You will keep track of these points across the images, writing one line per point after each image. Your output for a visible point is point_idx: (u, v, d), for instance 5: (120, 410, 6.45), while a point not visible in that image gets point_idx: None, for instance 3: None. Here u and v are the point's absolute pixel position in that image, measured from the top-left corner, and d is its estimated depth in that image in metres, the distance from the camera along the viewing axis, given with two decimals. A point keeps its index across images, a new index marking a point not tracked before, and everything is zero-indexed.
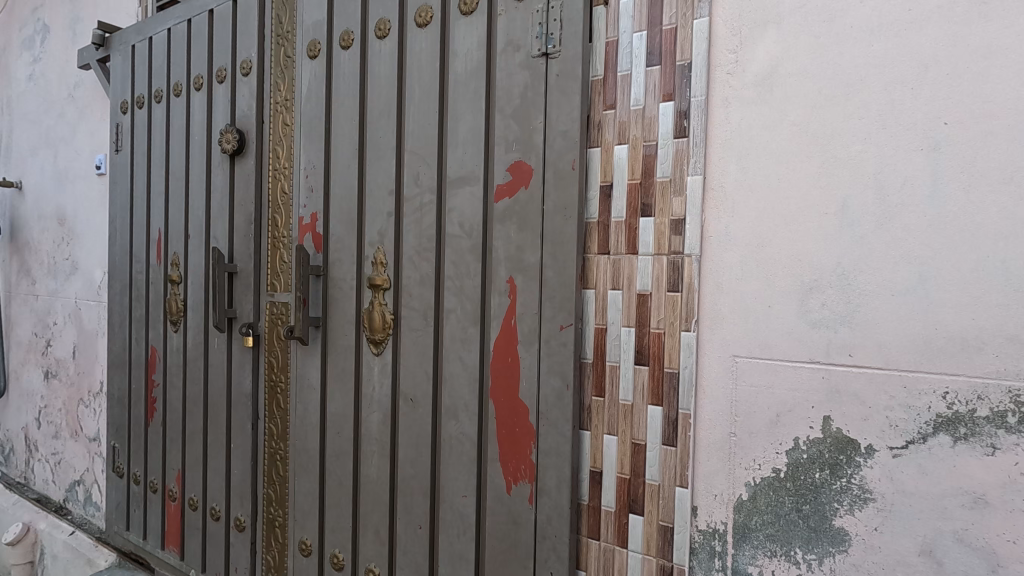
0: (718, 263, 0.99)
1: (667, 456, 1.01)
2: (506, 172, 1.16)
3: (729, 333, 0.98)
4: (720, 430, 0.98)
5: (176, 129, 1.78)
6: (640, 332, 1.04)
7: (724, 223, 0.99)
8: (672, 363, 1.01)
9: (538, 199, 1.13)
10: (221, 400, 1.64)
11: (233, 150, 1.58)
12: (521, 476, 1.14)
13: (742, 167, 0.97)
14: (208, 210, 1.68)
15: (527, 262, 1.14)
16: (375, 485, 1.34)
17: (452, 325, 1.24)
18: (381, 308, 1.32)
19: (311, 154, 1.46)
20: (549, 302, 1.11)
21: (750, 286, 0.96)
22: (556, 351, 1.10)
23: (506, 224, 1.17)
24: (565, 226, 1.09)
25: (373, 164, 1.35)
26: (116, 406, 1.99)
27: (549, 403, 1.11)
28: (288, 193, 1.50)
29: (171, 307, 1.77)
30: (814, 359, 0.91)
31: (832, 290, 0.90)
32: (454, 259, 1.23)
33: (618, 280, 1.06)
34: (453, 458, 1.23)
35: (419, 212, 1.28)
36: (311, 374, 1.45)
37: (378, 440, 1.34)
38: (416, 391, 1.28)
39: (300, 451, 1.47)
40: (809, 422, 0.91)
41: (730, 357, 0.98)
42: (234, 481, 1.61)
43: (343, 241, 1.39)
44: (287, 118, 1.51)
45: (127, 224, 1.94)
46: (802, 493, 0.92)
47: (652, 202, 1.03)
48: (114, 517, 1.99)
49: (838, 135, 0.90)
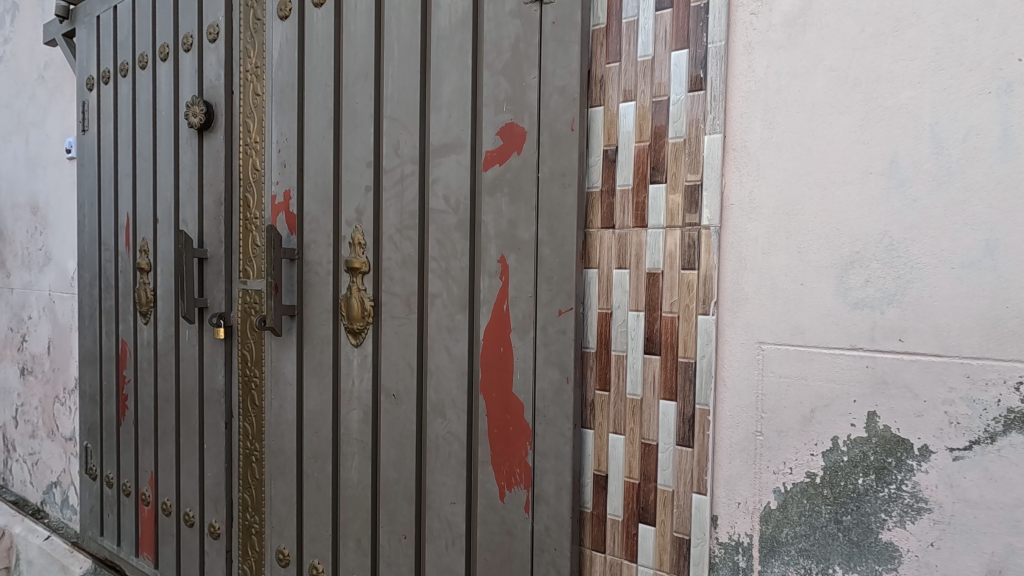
0: (740, 234, 0.86)
1: (682, 459, 0.88)
2: (495, 137, 1.03)
3: (754, 317, 0.85)
4: (745, 428, 0.85)
5: (143, 104, 1.64)
6: (650, 317, 0.90)
7: (747, 188, 0.85)
8: (687, 352, 0.87)
9: (532, 166, 0.99)
10: (193, 398, 1.52)
11: (200, 124, 1.45)
12: (515, 481, 1.02)
13: (769, 123, 0.83)
14: (177, 191, 1.55)
15: (520, 239, 1.01)
16: (356, 490, 1.22)
17: (438, 312, 1.10)
18: (360, 294, 1.19)
19: (283, 125, 1.32)
20: (546, 285, 0.98)
21: (778, 261, 0.83)
22: (554, 340, 0.97)
23: (496, 196, 1.03)
24: (563, 196, 0.96)
25: (350, 134, 1.21)
26: (88, 404, 1.87)
27: (547, 399, 0.98)
28: (260, 169, 1.37)
29: (140, 297, 1.64)
30: (856, 345, 0.78)
31: (878, 263, 0.77)
32: (439, 238, 1.10)
33: (624, 258, 0.92)
34: (440, 460, 1.11)
35: (400, 185, 1.14)
36: (287, 367, 1.32)
37: (359, 440, 1.21)
38: (399, 386, 1.15)
39: (276, 453, 1.35)
40: (850, 419, 0.78)
41: (756, 344, 0.84)
42: (208, 485, 1.49)
43: (319, 221, 1.26)
44: (257, 87, 1.37)
45: (96, 209, 1.81)
46: (842, 501, 0.79)
47: (664, 167, 0.89)
48: (89, 521, 1.88)
49: (885, 79, 0.76)
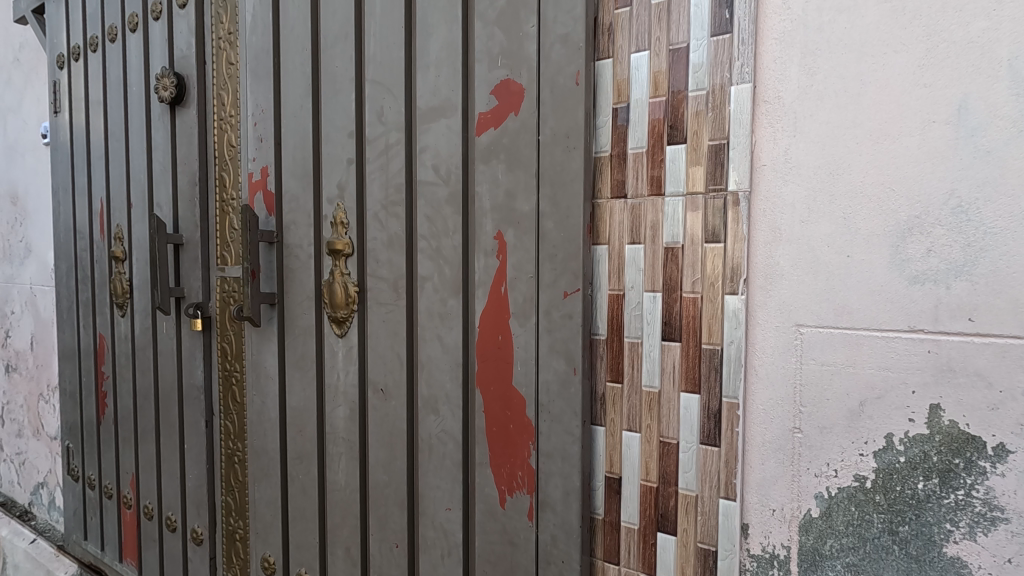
0: (774, 200, 0.74)
1: (707, 460, 0.77)
2: (490, 97, 0.91)
3: (791, 295, 0.73)
4: (780, 425, 0.74)
5: (113, 80, 1.53)
6: (669, 298, 0.79)
7: (782, 146, 0.73)
8: (711, 338, 0.76)
9: (531, 128, 0.87)
10: (172, 394, 1.42)
11: (171, 98, 1.33)
12: (517, 485, 0.91)
13: (807, 68, 0.71)
14: (150, 173, 1.44)
15: (519, 212, 0.89)
16: (343, 494, 1.11)
17: (429, 296, 0.99)
18: (343, 279, 1.08)
19: (259, 95, 1.20)
20: (549, 264, 0.86)
21: (820, 229, 0.71)
22: (559, 325, 0.86)
23: (492, 163, 0.91)
24: (568, 161, 0.84)
25: (330, 102, 1.09)
26: (68, 402, 1.77)
27: (552, 392, 0.87)
28: (236, 145, 1.25)
29: (116, 288, 1.53)
30: (914, 326, 0.66)
31: (941, 230, 0.65)
32: (429, 214, 0.98)
33: (638, 231, 0.81)
34: (433, 461, 1.00)
35: (384, 156, 1.03)
36: (268, 359, 1.21)
37: (346, 440, 1.10)
38: (388, 381, 1.04)
39: (259, 453, 1.24)
40: (909, 413, 0.66)
41: (793, 327, 0.73)
42: (190, 488, 1.39)
43: (298, 200, 1.14)
44: (231, 55, 1.26)
45: (70, 195, 1.71)
46: (897, 509, 0.68)
47: (683, 126, 0.77)
48: (73, 525, 1.79)
49: (951, 9, 0.64)
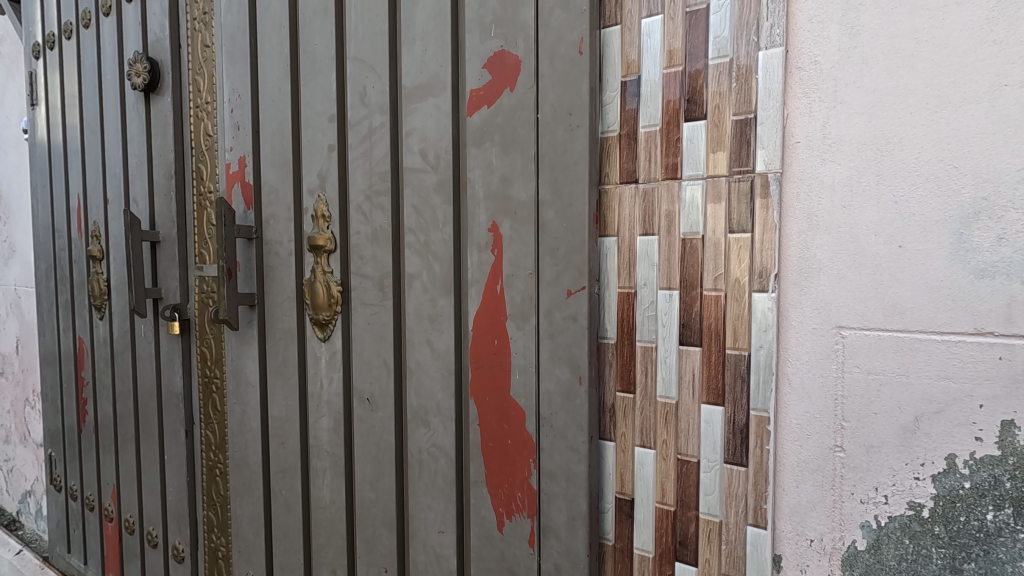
0: (810, 181, 0.63)
1: (732, 481, 0.68)
2: (482, 71, 0.81)
3: (831, 293, 0.63)
4: (819, 443, 0.64)
5: (88, 69, 1.44)
6: (688, 297, 0.69)
7: (819, 120, 0.63)
8: (737, 342, 0.67)
9: (528, 104, 0.77)
10: (151, 402, 1.33)
11: (144, 84, 1.24)
12: (517, 508, 0.81)
13: (849, 27, 0.61)
14: (125, 166, 1.35)
15: (515, 200, 0.79)
16: (329, 512, 1.02)
17: (418, 295, 0.90)
18: (325, 278, 0.99)
19: (235, 79, 1.11)
20: (550, 258, 0.77)
21: (865, 216, 0.61)
22: (562, 328, 0.76)
23: (485, 146, 0.82)
24: (570, 141, 0.74)
25: (309, 84, 1.00)
26: (50, 408, 1.69)
27: (554, 404, 0.77)
28: (213, 134, 1.16)
29: (93, 289, 1.45)
30: (981, 328, 0.56)
31: (1016, 213, 0.54)
32: (417, 205, 0.89)
33: (650, 220, 0.71)
34: (424, 478, 0.91)
35: (368, 141, 0.93)
36: (248, 365, 1.12)
37: (330, 453, 1.01)
38: (374, 390, 0.95)
39: (241, 466, 1.15)
40: (975, 432, 0.56)
41: (833, 330, 0.63)
42: (171, 501, 1.31)
43: (278, 192, 1.05)
44: (206, 37, 1.16)
45: (47, 192, 1.62)
46: (961, 544, 0.58)
47: (702, 100, 0.68)
48: (56, 537, 1.71)
49: None
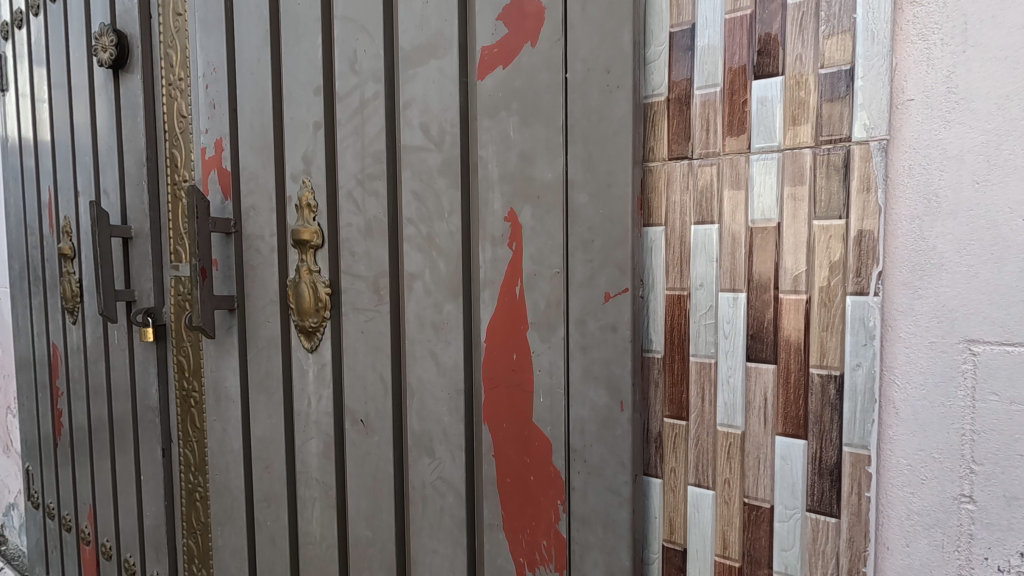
0: (927, 151, 0.48)
1: (818, 537, 0.53)
2: (497, 25, 0.66)
3: (957, 297, 0.48)
4: (938, 491, 0.49)
5: (56, 47, 1.31)
6: (759, 302, 0.55)
7: (940, 70, 0.48)
8: (825, 360, 0.52)
9: (553, 62, 0.63)
10: (126, 416, 1.20)
11: (111, 60, 1.10)
12: (541, 559, 0.67)
13: None
14: (96, 153, 1.21)
15: (538, 182, 0.65)
16: (319, 550, 0.89)
17: (419, 298, 0.75)
18: (311, 278, 0.85)
19: (210, 50, 0.97)
20: (582, 254, 0.62)
21: (1006, 194, 0.46)
22: (597, 340, 0.62)
23: (499, 117, 0.67)
24: (606, 107, 0.60)
25: (291, 51, 0.85)
26: (26, 419, 1.57)
27: (588, 434, 0.63)
28: (187, 115, 1.02)
29: (66, 291, 1.32)
30: None
31: None
32: (418, 191, 0.75)
33: (707, 206, 0.57)
34: (428, 514, 0.77)
35: (359, 116, 0.79)
36: (228, 377, 0.98)
37: (320, 482, 0.88)
38: (369, 410, 0.81)
39: (222, 491, 1.02)
40: None
41: (959, 345, 0.48)
42: (148, 526, 1.18)
43: (258, 178, 0.91)
44: (178, 4, 1.02)
45: (20, 186, 1.49)
46: None
47: (777, 52, 0.53)
48: (35, 558, 1.59)
49: None
